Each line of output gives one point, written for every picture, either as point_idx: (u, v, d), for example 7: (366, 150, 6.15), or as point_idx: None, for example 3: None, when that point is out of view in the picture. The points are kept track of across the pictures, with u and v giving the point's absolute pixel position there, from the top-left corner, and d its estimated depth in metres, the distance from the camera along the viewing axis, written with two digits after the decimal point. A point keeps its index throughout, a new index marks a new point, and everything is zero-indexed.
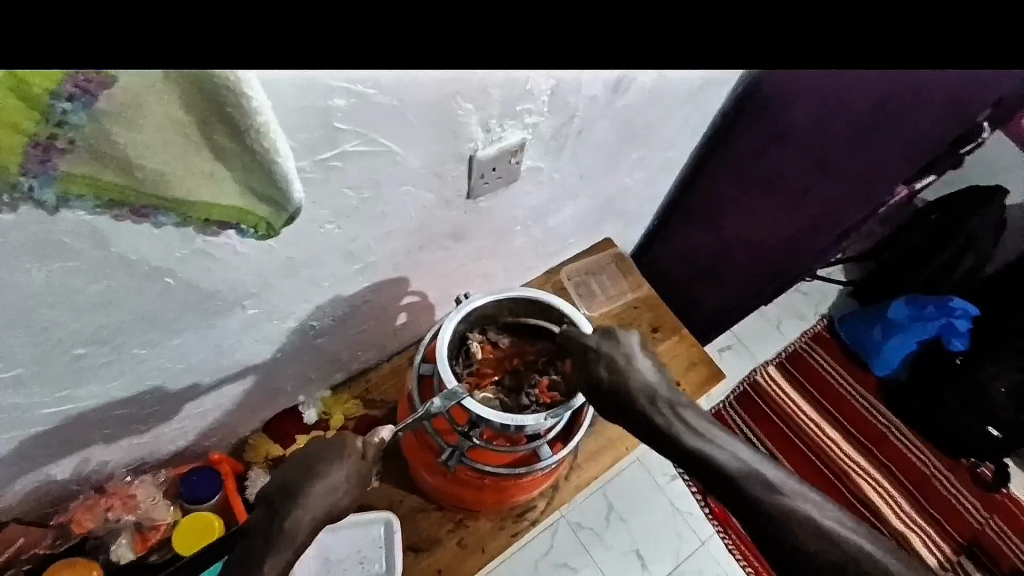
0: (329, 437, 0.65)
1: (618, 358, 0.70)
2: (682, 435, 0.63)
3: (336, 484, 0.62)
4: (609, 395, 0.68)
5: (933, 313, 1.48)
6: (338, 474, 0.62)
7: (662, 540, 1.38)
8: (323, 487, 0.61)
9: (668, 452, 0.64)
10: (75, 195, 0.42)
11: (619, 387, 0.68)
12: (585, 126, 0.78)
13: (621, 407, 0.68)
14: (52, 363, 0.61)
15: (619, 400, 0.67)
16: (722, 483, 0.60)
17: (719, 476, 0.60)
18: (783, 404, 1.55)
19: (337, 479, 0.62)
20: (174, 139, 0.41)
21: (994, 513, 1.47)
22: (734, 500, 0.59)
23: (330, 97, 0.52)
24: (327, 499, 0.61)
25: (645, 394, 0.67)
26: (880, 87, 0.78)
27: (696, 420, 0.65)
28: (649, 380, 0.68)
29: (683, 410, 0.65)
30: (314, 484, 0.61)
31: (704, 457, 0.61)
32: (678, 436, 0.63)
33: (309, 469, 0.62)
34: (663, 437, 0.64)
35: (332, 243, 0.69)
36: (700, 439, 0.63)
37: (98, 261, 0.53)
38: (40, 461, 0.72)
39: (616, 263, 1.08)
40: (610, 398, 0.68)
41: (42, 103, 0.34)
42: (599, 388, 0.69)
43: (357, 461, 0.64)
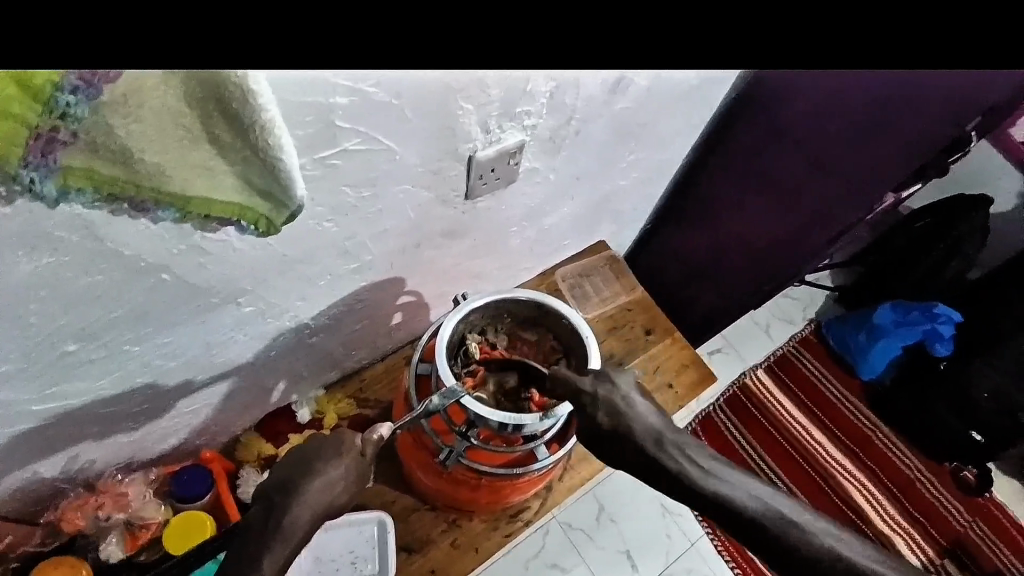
0: (327, 435, 0.65)
1: (615, 401, 0.67)
2: (697, 479, 0.63)
3: (333, 483, 0.61)
4: (613, 443, 0.66)
5: (918, 318, 1.49)
6: (336, 472, 0.62)
7: (651, 540, 1.39)
8: (320, 486, 0.61)
9: (688, 500, 0.64)
10: (74, 190, 0.41)
11: (622, 431, 0.66)
12: (582, 127, 0.78)
13: (626, 451, 0.66)
14: (43, 359, 0.60)
15: (626, 446, 0.66)
16: (750, 530, 0.62)
17: (737, 516, 0.62)
18: (772, 407, 1.56)
19: (334, 478, 0.62)
20: (176, 131, 0.40)
21: (976, 516, 1.49)
22: (763, 545, 0.62)
23: (332, 94, 0.52)
24: (325, 497, 0.61)
25: (651, 438, 0.65)
26: (877, 86, 0.79)
27: (704, 458, 0.64)
28: (648, 420, 0.67)
29: (691, 450, 0.65)
30: (312, 481, 0.61)
31: (724, 503, 0.62)
32: (691, 479, 0.63)
33: (306, 467, 0.62)
34: (679, 483, 0.63)
35: (329, 240, 0.69)
36: (713, 479, 0.63)
37: (95, 255, 0.53)
38: (28, 458, 0.71)
39: (610, 265, 1.09)
40: (618, 443, 0.66)
41: (46, 95, 0.34)
42: (601, 434, 0.67)
43: (356, 459, 0.64)
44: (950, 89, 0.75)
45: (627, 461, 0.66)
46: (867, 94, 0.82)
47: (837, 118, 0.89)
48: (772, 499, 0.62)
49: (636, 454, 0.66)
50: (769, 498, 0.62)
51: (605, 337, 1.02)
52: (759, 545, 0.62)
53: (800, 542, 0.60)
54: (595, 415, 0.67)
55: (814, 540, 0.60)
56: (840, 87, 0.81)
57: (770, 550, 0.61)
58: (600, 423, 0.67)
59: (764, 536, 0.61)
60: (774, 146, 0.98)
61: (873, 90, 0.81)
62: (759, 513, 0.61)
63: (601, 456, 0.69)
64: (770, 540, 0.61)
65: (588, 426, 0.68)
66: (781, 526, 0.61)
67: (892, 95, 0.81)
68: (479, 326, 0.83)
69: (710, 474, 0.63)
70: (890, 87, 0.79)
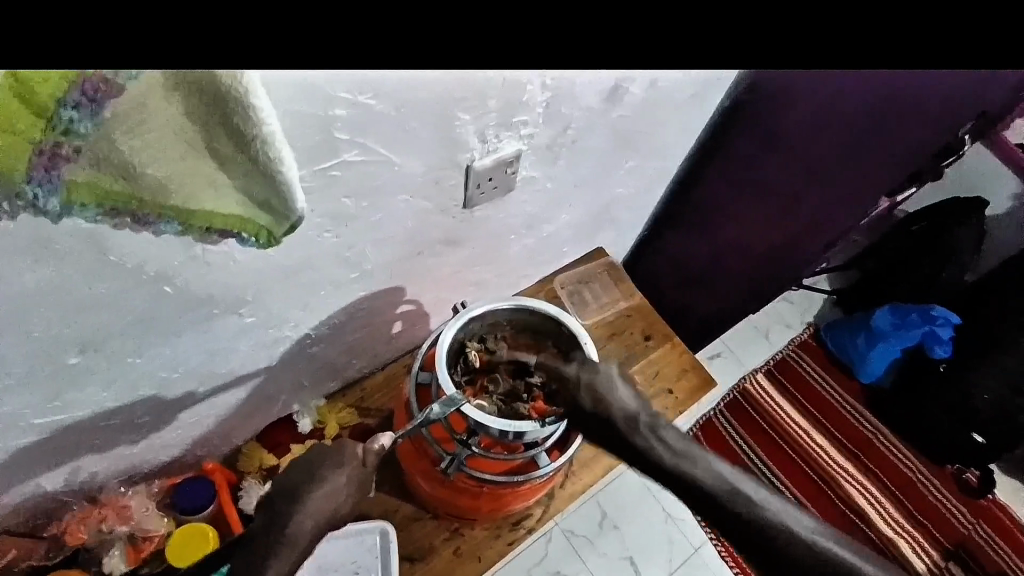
0: (328, 443, 0.65)
1: (598, 383, 0.71)
2: (662, 455, 0.65)
3: (335, 489, 0.61)
4: (595, 421, 0.70)
5: (917, 321, 1.50)
6: (338, 479, 0.62)
7: (653, 546, 1.38)
8: (323, 492, 0.61)
9: (658, 480, 0.65)
10: (78, 204, 0.42)
11: (602, 411, 0.69)
12: (579, 136, 0.79)
13: (604, 430, 0.69)
14: (47, 371, 0.60)
15: (604, 425, 0.69)
16: (718, 512, 0.62)
17: (698, 492, 0.63)
18: (772, 411, 1.57)
19: (336, 484, 0.62)
20: (178, 145, 0.41)
21: (979, 518, 1.49)
22: (730, 528, 0.62)
23: (331, 106, 0.52)
24: (327, 504, 0.61)
25: (625, 418, 0.68)
26: (869, 97, 0.82)
27: (674, 437, 0.66)
28: (627, 402, 0.69)
29: (662, 430, 0.67)
30: (315, 488, 0.61)
31: (687, 477, 0.63)
32: (657, 455, 0.65)
33: (308, 475, 0.62)
34: (645, 457, 0.65)
35: (330, 250, 0.69)
36: (678, 456, 0.64)
37: (98, 268, 0.54)
38: (31, 471, 0.72)
39: (608, 271, 1.10)
40: (597, 422, 0.70)
41: (49, 110, 0.34)
42: (581, 412, 0.70)
43: (357, 469, 0.64)
44: (940, 95, 0.79)
45: (604, 439, 0.69)
46: (859, 105, 0.85)
47: (832, 130, 0.91)
48: (741, 481, 0.63)
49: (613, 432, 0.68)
50: (738, 481, 0.63)
51: (604, 344, 1.02)
52: (722, 524, 0.62)
53: (768, 525, 0.60)
54: (580, 396, 0.71)
55: (782, 523, 0.60)
56: (834, 99, 0.83)
57: (738, 533, 0.61)
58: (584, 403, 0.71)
59: (731, 517, 0.61)
60: (768, 156, 0.98)
61: (865, 102, 0.84)
62: (726, 493, 0.62)
63: (582, 433, 0.72)
64: (737, 523, 0.61)
65: (573, 407, 0.72)
66: (749, 508, 0.61)
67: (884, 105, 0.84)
68: (480, 334, 0.83)
69: (682, 456, 0.65)
70: (883, 98, 0.82)
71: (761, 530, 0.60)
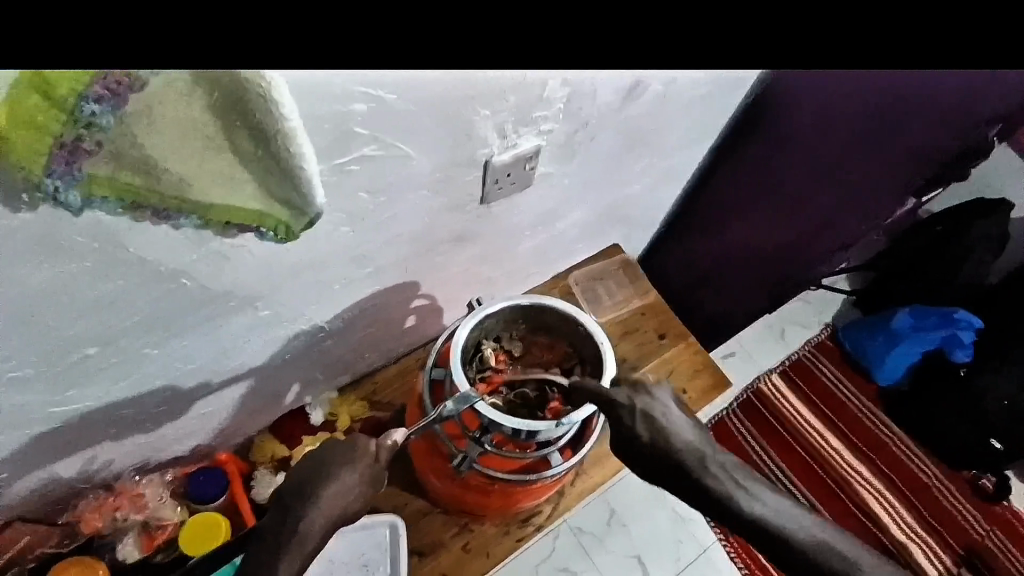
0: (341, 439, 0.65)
1: (654, 413, 0.67)
2: (731, 493, 0.64)
3: (349, 485, 0.62)
4: (652, 456, 0.66)
5: (936, 324, 1.47)
6: (351, 476, 0.62)
7: (661, 545, 1.38)
8: (338, 487, 0.61)
9: (730, 525, 0.64)
10: (98, 198, 0.41)
11: (661, 445, 0.66)
12: (597, 133, 0.78)
13: (663, 465, 0.66)
14: (63, 361, 0.61)
15: (666, 466, 0.66)
16: (797, 559, 0.62)
17: (768, 533, 0.63)
18: (785, 412, 1.55)
19: (350, 480, 0.62)
20: (198, 141, 0.41)
21: (994, 525, 1.47)
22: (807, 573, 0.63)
23: (349, 101, 0.51)
24: (340, 500, 0.61)
25: (688, 453, 0.66)
26: (876, 93, 0.80)
27: (739, 473, 0.65)
28: (686, 434, 0.67)
29: (727, 466, 0.65)
30: (328, 484, 0.61)
31: (758, 519, 0.63)
32: (725, 494, 0.64)
33: (322, 470, 0.62)
34: (710, 496, 0.64)
35: (345, 245, 0.69)
36: (746, 494, 0.64)
37: (116, 260, 0.54)
38: (47, 458, 0.72)
39: (624, 269, 1.08)
40: (660, 462, 0.66)
41: (69, 104, 0.34)
42: (637, 449, 0.66)
43: (369, 464, 0.64)
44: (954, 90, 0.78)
45: (669, 480, 0.66)
46: (869, 101, 0.83)
47: (844, 128, 0.89)
48: (813, 525, 0.64)
49: (682, 479, 0.66)
50: (812, 525, 0.64)
51: (617, 342, 1.01)
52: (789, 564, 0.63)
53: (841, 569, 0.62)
54: (634, 427, 0.67)
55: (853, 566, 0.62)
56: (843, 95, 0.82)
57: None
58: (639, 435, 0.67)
59: (810, 565, 0.62)
60: (783, 158, 0.97)
61: (876, 99, 0.83)
62: (805, 540, 0.63)
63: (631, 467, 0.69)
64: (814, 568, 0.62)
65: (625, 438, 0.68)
66: (824, 551, 0.62)
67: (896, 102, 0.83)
68: (493, 331, 0.82)
69: (756, 498, 0.64)
70: (894, 94, 0.80)
71: (832, 570, 0.62)
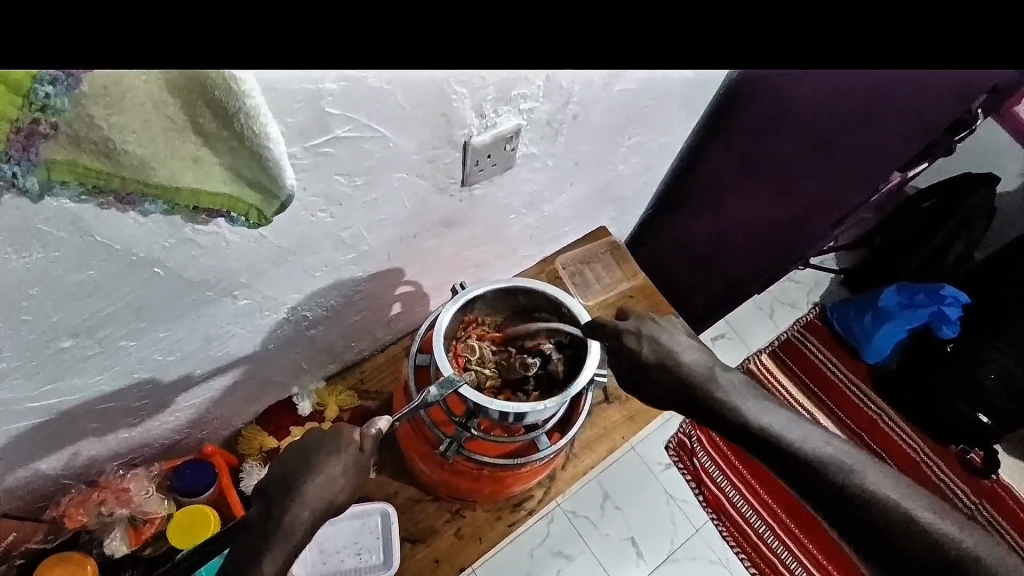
0: (326, 429, 0.64)
1: (660, 339, 0.71)
2: (723, 399, 0.67)
3: (332, 477, 0.61)
4: (651, 376, 0.70)
5: (924, 301, 1.48)
6: (334, 467, 0.61)
7: (657, 528, 1.38)
8: (319, 482, 0.60)
9: (737, 436, 0.66)
10: (59, 182, 0.40)
11: (669, 365, 0.70)
12: (580, 111, 0.77)
13: (663, 385, 0.70)
14: (37, 356, 0.59)
15: (674, 377, 0.70)
16: (811, 480, 0.62)
17: (738, 428, 0.66)
18: (773, 390, 1.56)
19: (333, 472, 0.61)
20: (159, 121, 0.39)
21: (983, 499, 1.48)
22: (825, 496, 0.61)
23: (320, 81, 0.50)
24: (325, 492, 0.60)
25: (695, 371, 0.69)
26: (863, 74, 0.78)
27: (748, 393, 0.68)
28: (690, 355, 0.71)
29: (732, 383, 0.69)
30: (312, 478, 0.60)
31: (740, 418, 0.66)
32: (717, 401, 0.67)
33: (303, 462, 0.61)
34: (709, 407, 0.68)
35: (324, 231, 0.68)
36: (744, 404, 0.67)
37: (85, 251, 0.52)
38: (30, 455, 0.71)
39: (611, 252, 1.07)
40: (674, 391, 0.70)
41: (24, 86, 0.33)
42: (644, 366, 0.70)
43: (356, 454, 0.63)
44: (943, 77, 0.74)
45: (671, 393, 0.70)
46: (865, 80, 0.80)
47: (833, 102, 0.87)
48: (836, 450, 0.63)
49: (701, 403, 0.68)
50: (833, 450, 0.62)
51: None
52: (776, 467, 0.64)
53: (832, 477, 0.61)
54: (640, 349, 0.71)
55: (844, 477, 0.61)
56: (834, 75, 0.79)
57: (833, 505, 0.60)
58: (645, 356, 0.71)
59: (817, 484, 0.61)
60: (777, 128, 0.95)
61: (871, 79, 0.80)
62: (824, 463, 0.62)
63: (638, 389, 0.73)
64: (831, 491, 0.60)
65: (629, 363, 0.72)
66: (845, 476, 0.61)
67: (888, 80, 0.78)
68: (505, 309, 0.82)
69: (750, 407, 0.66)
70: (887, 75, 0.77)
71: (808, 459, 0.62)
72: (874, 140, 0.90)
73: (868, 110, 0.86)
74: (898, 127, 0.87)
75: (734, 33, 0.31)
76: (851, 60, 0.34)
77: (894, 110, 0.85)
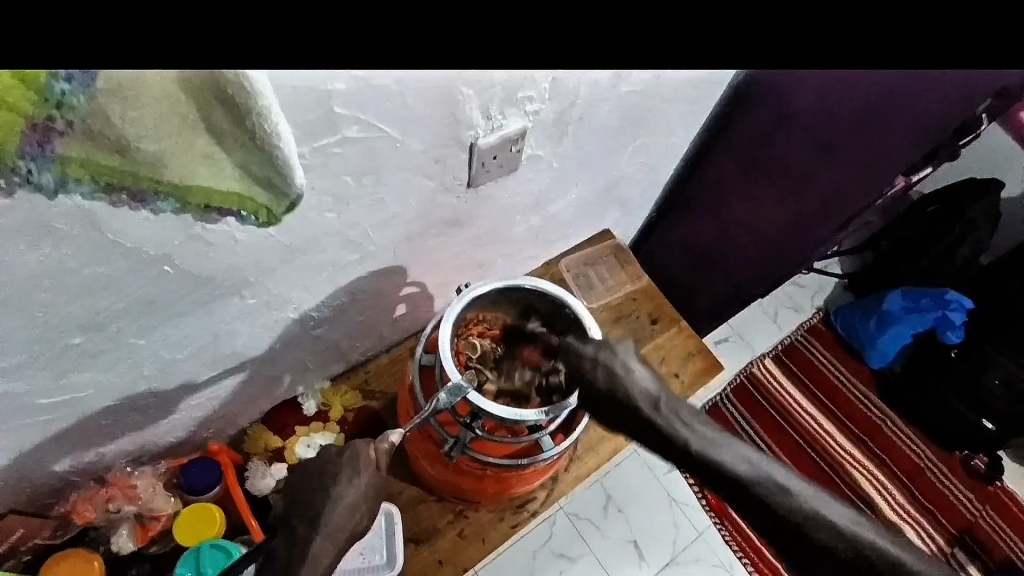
0: (343, 450, 0.64)
1: (614, 366, 0.70)
2: (687, 439, 0.65)
3: (354, 505, 0.61)
4: (610, 406, 0.69)
5: (929, 305, 1.47)
6: (355, 494, 0.62)
7: (659, 531, 1.38)
8: (341, 510, 0.61)
9: (683, 464, 0.66)
10: (74, 180, 0.41)
11: (621, 396, 0.69)
12: (585, 113, 0.78)
13: (622, 415, 0.69)
14: (49, 351, 0.60)
15: (629, 411, 0.68)
16: (781, 523, 0.61)
17: (705, 469, 0.64)
18: (778, 395, 1.56)
19: (354, 499, 0.62)
20: (174, 120, 0.40)
21: (987, 504, 1.48)
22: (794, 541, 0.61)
23: (331, 81, 0.51)
24: (348, 521, 0.61)
25: (650, 404, 0.68)
26: (867, 77, 0.79)
27: (707, 427, 0.66)
28: (645, 385, 0.69)
29: (690, 417, 0.67)
30: (333, 499, 0.61)
31: (704, 460, 0.64)
32: (683, 441, 0.65)
33: (324, 489, 0.62)
34: (671, 444, 0.66)
35: (332, 230, 0.69)
36: (706, 442, 0.65)
37: (98, 248, 0.53)
38: (40, 451, 0.72)
39: (615, 254, 1.08)
40: (632, 423, 0.69)
41: (42, 84, 0.33)
42: (599, 398, 0.70)
43: (373, 473, 0.63)
44: (952, 79, 0.75)
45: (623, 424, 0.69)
46: (873, 86, 0.81)
47: (836, 107, 0.88)
48: (776, 472, 0.63)
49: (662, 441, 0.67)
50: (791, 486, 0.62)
51: (610, 328, 1.01)
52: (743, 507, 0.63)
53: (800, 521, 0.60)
54: (594, 377, 0.71)
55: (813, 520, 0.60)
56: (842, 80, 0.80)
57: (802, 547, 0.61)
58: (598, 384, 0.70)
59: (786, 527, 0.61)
60: (781, 134, 0.96)
61: (880, 84, 0.81)
62: (768, 492, 0.62)
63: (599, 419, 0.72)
64: (800, 536, 0.60)
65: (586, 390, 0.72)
66: (788, 506, 0.61)
67: (897, 85, 0.80)
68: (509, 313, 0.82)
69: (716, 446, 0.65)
70: (899, 80, 0.78)
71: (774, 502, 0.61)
72: (880, 143, 0.91)
73: (874, 116, 0.87)
74: (905, 131, 0.88)
75: (736, 32, 0.31)
76: (852, 60, 0.34)
77: (901, 115, 0.86)
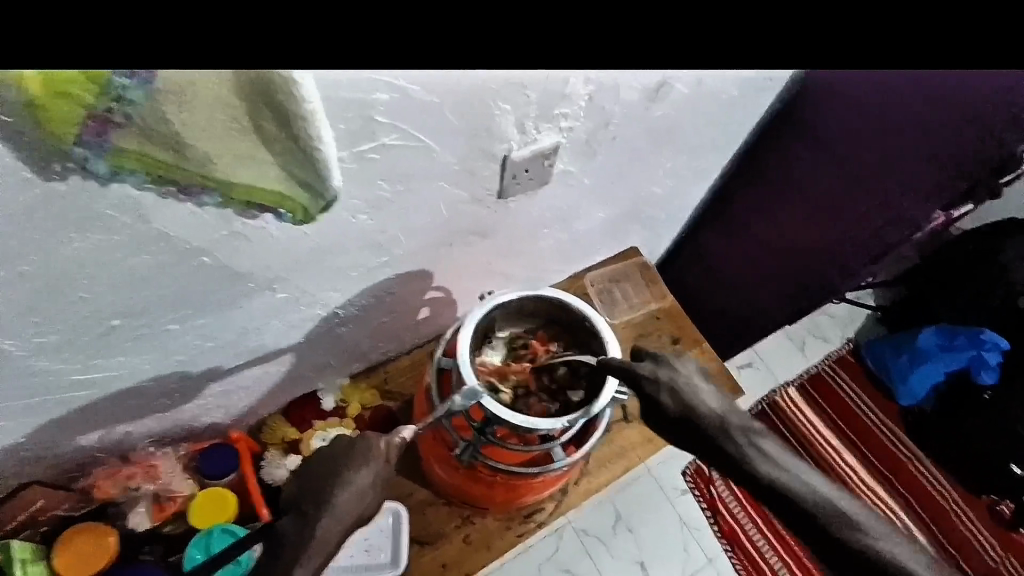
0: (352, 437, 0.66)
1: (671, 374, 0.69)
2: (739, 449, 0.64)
3: (362, 491, 0.63)
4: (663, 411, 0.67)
5: (963, 344, 1.43)
6: (364, 480, 0.63)
7: (667, 554, 1.36)
8: (349, 496, 0.62)
9: (720, 464, 0.65)
10: (126, 170, 0.43)
11: (677, 403, 0.67)
12: (619, 132, 0.78)
13: (675, 421, 0.67)
14: (88, 332, 0.63)
15: (679, 418, 0.67)
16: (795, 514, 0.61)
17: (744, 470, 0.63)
18: (800, 425, 1.53)
19: (363, 485, 0.63)
20: (225, 121, 0.42)
21: (1010, 553, 1.42)
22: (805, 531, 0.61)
23: (373, 90, 0.52)
24: (356, 505, 0.62)
25: (707, 412, 0.66)
26: (918, 91, 0.79)
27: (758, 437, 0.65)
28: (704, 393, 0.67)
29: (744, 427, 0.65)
30: (341, 491, 0.62)
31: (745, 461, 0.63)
32: (731, 449, 0.64)
33: (334, 475, 0.63)
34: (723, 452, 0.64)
35: (363, 233, 0.70)
36: (751, 448, 0.64)
37: (142, 236, 0.55)
38: (71, 426, 0.75)
39: (641, 272, 1.07)
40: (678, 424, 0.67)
41: (103, 78, 0.35)
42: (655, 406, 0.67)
43: (382, 465, 0.65)
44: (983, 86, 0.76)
45: (711, 454, 0.65)
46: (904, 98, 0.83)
47: (883, 133, 0.89)
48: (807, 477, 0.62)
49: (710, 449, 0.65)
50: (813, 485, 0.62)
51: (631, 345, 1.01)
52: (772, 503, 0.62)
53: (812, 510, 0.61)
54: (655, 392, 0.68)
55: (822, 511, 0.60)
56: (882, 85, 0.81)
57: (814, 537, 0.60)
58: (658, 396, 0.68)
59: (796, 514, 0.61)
60: (814, 158, 0.96)
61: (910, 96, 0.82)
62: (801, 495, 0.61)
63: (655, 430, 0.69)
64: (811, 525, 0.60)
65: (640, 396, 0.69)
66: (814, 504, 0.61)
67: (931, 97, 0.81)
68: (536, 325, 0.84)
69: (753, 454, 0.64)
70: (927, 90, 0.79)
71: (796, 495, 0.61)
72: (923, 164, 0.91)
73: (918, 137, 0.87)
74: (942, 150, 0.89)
75: None
76: None
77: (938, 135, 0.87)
